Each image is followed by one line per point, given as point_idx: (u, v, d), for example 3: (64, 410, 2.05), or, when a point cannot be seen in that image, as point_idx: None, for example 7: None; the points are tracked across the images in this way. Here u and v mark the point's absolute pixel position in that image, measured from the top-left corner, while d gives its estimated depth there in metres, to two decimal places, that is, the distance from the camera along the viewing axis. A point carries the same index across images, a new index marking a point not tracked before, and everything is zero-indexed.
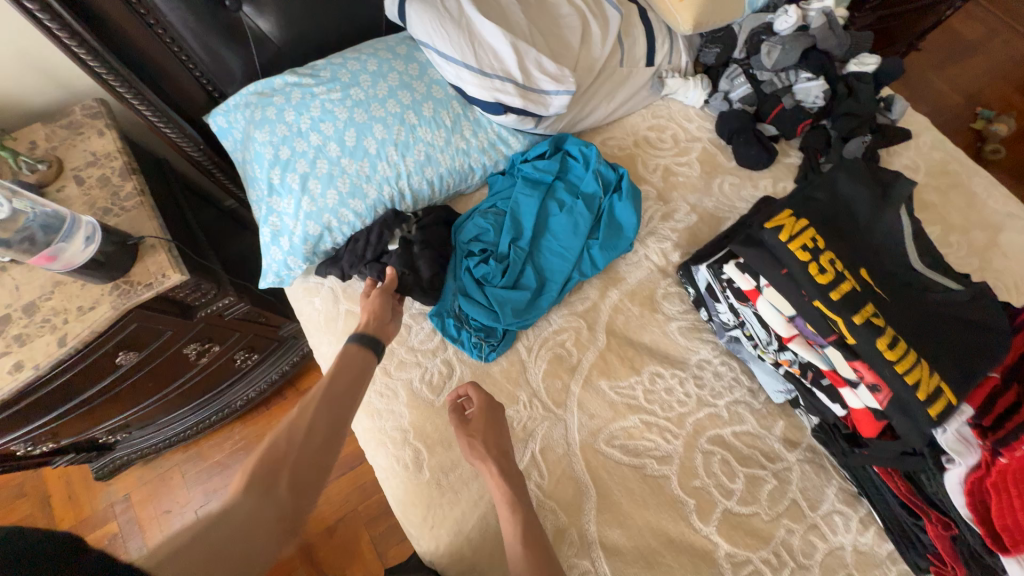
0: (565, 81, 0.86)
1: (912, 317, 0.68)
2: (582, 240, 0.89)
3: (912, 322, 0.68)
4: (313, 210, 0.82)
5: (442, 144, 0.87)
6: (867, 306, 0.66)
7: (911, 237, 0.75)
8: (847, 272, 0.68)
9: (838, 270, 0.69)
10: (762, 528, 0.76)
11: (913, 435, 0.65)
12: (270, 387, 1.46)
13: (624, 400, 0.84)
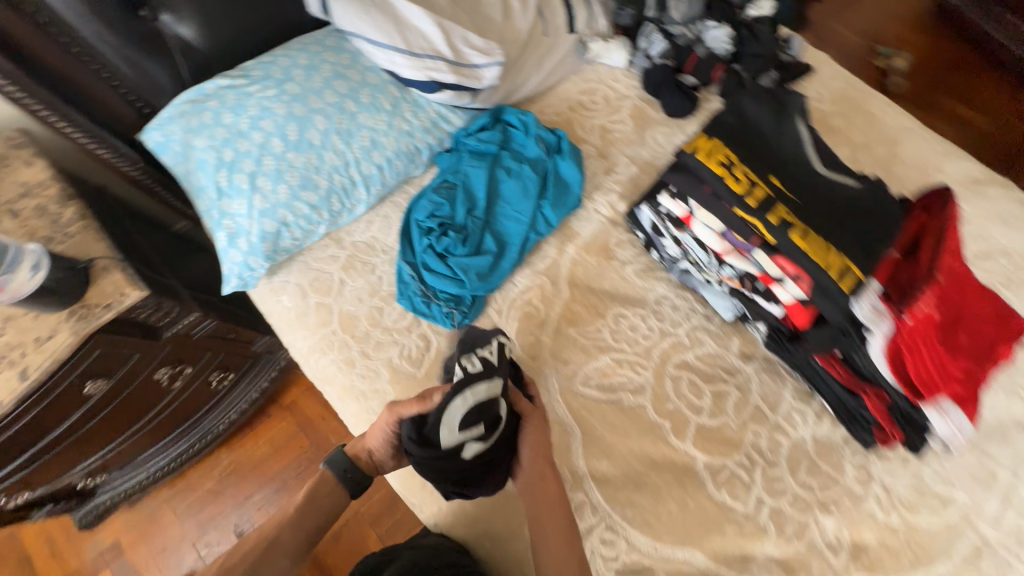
0: (493, 53, 0.91)
1: (820, 211, 0.76)
2: (534, 201, 0.94)
3: (821, 215, 0.76)
4: (266, 207, 0.84)
5: (385, 127, 0.90)
6: (780, 206, 0.75)
7: (811, 143, 0.82)
8: (759, 181, 0.77)
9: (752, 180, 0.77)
10: (732, 436, 0.85)
11: (837, 314, 0.73)
12: (251, 408, 1.44)
13: (595, 344, 0.90)
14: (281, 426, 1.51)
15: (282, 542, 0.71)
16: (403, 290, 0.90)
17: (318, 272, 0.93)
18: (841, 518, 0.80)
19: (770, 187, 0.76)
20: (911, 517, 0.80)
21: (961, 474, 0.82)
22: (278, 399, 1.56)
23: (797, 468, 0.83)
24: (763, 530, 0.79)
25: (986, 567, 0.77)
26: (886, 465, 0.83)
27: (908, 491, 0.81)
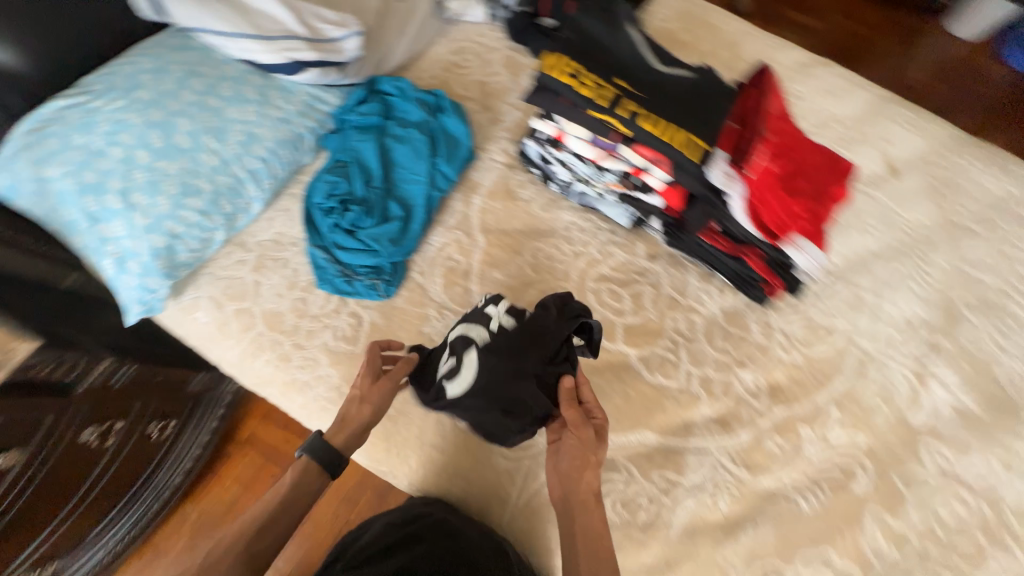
0: (349, 24, 0.91)
1: (671, 103, 0.74)
2: (428, 160, 0.97)
3: (672, 107, 0.74)
4: (149, 222, 0.81)
5: (257, 118, 0.89)
6: (629, 101, 0.72)
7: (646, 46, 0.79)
8: (606, 82, 0.73)
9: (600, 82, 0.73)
10: (655, 326, 0.95)
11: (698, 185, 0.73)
12: (204, 451, 1.40)
13: (519, 280, 0.95)
14: (245, 462, 1.47)
15: (263, 539, 0.65)
16: (320, 274, 0.90)
17: (228, 279, 0.91)
18: (756, 368, 0.93)
19: (619, 86, 0.73)
20: (808, 351, 0.94)
21: (839, 306, 0.97)
22: (233, 436, 1.51)
23: (713, 338, 0.94)
24: (696, 396, 0.89)
25: (869, 372, 0.93)
26: (781, 315, 0.97)
27: (802, 331, 0.96)
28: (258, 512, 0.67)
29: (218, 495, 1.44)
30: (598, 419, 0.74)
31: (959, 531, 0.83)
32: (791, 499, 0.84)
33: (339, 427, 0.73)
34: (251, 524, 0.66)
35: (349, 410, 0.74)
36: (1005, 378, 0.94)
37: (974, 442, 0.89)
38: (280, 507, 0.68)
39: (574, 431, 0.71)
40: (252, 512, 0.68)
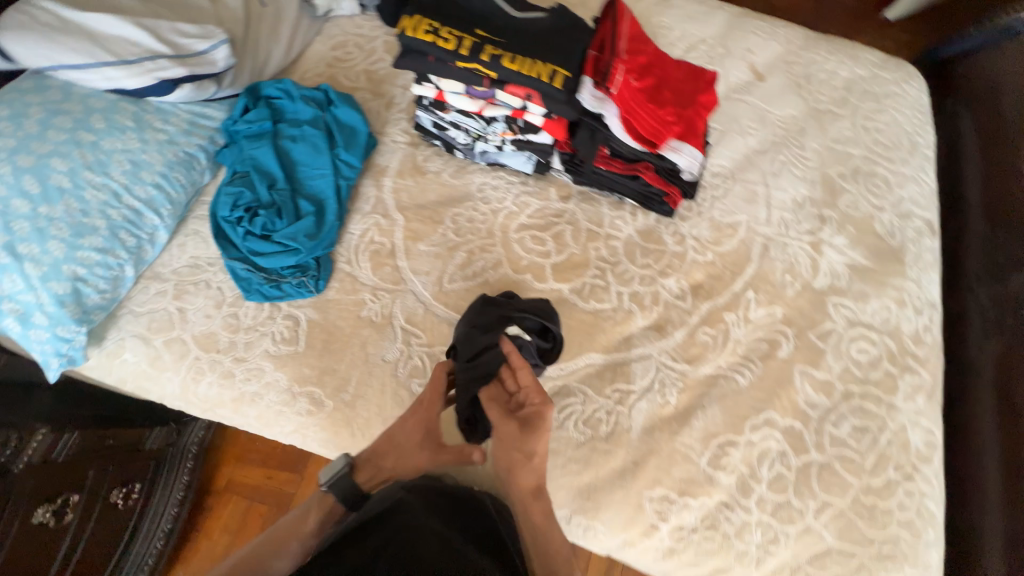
0: (214, 35, 0.91)
1: (530, 40, 0.79)
2: (328, 153, 0.97)
3: (532, 43, 0.79)
4: (46, 271, 0.78)
5: (139, 144, 0.87)
6: (490, 46, 0.77)
7: None
8: (467, 32, 0.77)
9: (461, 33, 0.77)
10: (581, 259, 1.00)
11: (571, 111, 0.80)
12: (184, 510, 1.33)
13: (445, 247, 0.98)
14: (231, 508, 1.42)
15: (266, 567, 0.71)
16: (246, 285, 0.90)
17: (151, 312, 0.89)
18: (677, 274, 1.01)
19: (476, 36, 0.77)
20: (718, 248, 1.04)
21: (736, 203, 1.08)
22: (211, 487, 1.44)
23: (635, 257, 1.01)
24: (629, 312, 0.96)
25: (773, 253, 1.04)
26: (689, 222, 1.05)
27: (709, 232, 1.05)
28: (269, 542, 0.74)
29: (207, 549, 1.38)
30: (537, 403, 0.77)
31: (870, 366, 0.95)
32: (729, 378, 0.93)
33: (369, 468, 0.77)
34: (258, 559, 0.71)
35: (385, 458, 0.77)
36: (884, 231, 1.08)
37: (869, 289, 1.01)
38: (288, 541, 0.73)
39: (500, 423, 0.77)
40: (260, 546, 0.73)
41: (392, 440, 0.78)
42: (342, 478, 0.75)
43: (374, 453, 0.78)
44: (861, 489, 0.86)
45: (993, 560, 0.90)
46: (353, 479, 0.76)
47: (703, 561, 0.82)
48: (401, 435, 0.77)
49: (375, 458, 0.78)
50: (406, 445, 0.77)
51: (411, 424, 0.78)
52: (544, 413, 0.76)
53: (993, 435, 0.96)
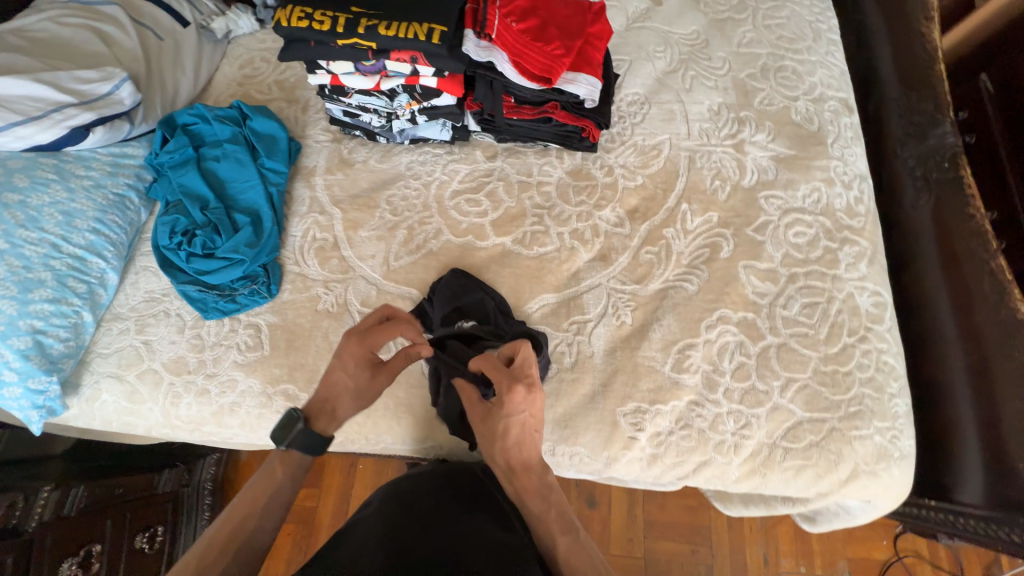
0: (114, 75, 0.93)
1: (400, 5, 0.86)
2: (252, 164, 1.00)
3: (402, 7, 0.85)
4: (4, 329, 0.81)
5: (68, 195, 0.90)
6: (364, 19, 0.84)
7: None
8: (341, 12, 0.85)
9: (336, 14, 0.85)
10: (517, 210, 1.03)
11: (453, 63, 0.87)
12: None
13: (385, 228, 1.01)
14: None
15: (247, 539, 0.65)
16: (201, 304, 0.93)
17: (119, 351, 0.92)
18: (612, 204, 1.04)
19: (351, 13, 0.85)
20: (647, 170, 1.06)
21: (656, 124, 1.10)
22: None
23: (569, 197, 1.04)
24: (572, 249, 1.00)
25: (699, 163, 1.07)
26: (614, 152, 1.08)
27: (636, 158, 1.08)
28: (246, 512, 0.67)
29: None
30: (499, 390, 0.73)
31: (809, 247, 0.99)
32: (679, 287, 0.96)
33: (324, 416, 0.74)
34: (238, 532, 0.65)
35: (339, 403, 0.74)
36: (802, 119, 1.11)
37: (796, 176, 1.05)
38: (266, 505, 0.68)
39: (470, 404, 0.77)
40: (234, 518, 0.66)
41: (339, 380, 0.75)
42: (301, 432, 0.71)
43: (328, 395, 0.75)
44: (820, 360, 0.90)
45: (962, 389, 0.92)
46: (312, 429, 0.73)
47: (686, 459, 0.86)
48: (356, 381, 0.74)
49: (331, 401, 0.75)
50: (358, 385, 0.75)
51: (358, 366, 0.74)
52: (505, 401, 0.71)
53: (938, 278, 1.00)
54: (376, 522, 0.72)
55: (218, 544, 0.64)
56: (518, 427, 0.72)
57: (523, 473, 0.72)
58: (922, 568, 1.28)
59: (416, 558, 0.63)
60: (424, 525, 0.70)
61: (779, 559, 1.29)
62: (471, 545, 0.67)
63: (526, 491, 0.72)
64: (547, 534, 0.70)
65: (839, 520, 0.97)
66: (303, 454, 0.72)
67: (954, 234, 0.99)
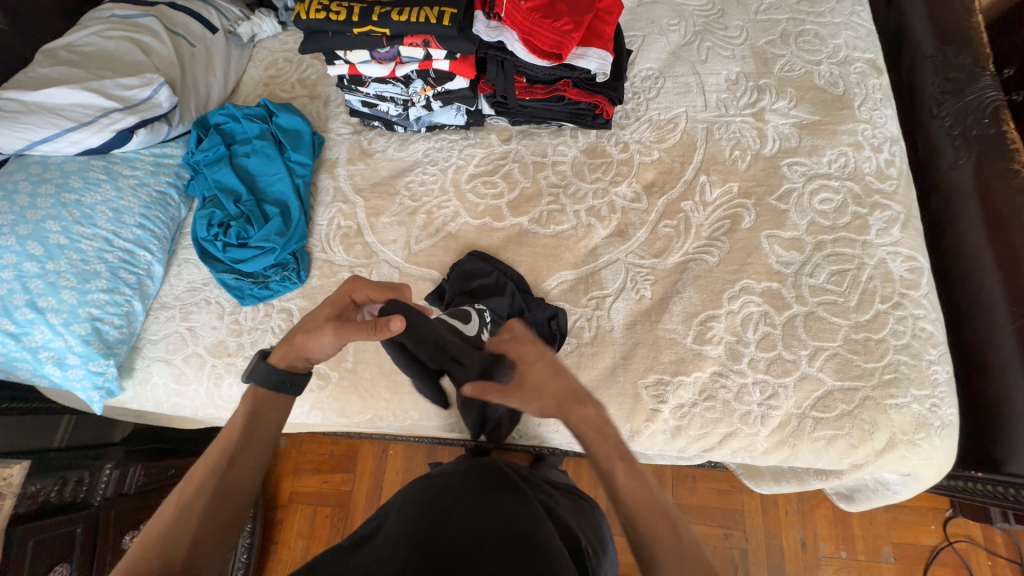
0: (152, 80, 1.00)
1: None
2: (279, 158, 1.05)
3: None
4: (66, 317, 0.89)
5: (116, 193, 0.97)
6: (377, 7, 0.87)
7: None
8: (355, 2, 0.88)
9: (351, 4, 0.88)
10: (533, 191, 1.04)
11: (464, 43, 0.88)
12: (258, 537, 1.33)
13: (406, 213, 1.05)
14: (300, 517, 1.40)
15: (229, 481, 0.60)
16: (238, 292, 0.99)
17: (166, 337, 0.99)
18: (628, 179, 1.03)
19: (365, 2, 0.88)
20: (663, 145, 1.05)
21: (671, 98, 1.09)
22: (275, 503, 1.42)
23: (584, 174, 1.05)
24: (589, 226, 1.00)
25: (718, 134, 1.05)
26: (629, 128, 1.08)
27: (651, 132, 1.07)
28: (220, 451, 0.62)
29: (287, 565, 1.34)
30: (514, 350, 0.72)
31: (837, 213, 0.95)
32: (699, 260, 0.95)
33: (282, 350, 0.71)
34: (215, 470, 0.60)
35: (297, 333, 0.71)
36: (825, 83, 1.07)
37: (821, 141, 1.01)
38: (241, 440, 0.64)
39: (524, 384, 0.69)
40: (210, 459, 0.62)
41: (307, 315, 0.72)
42: (258, 366, 0.69)
43: (290, 332, 0.72)
44: (851, 328, 0.87)
45: (1011, 353, 0.87)
46: (267, 360, 0.70)
47: (711, 431, 0.85)
48: (319, 314, 0.71)
49: (291, 335, 0.71)
50: (317, 322, 0.70)
51: (325, 307, 0.72)
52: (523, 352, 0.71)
53: (983, 239, 0.94)
54: (395, 518, 0.69)
55: (195, 489, 0.59)
56: (540, 373, 0.69)
57: (575, 404, 0.66)
58: (976, 555, 1.21)
59: (434, 544, 0.61)
60: (450, 512, 0.67)
61: (817, 544, 1.25)
62: (494, 524, 0.65)
63: (585, 417, 0.65)
64: (605, 462, 0.62)
65: (878, 497, 0.94)
66: (268, 390, 0.69)
67: (997, 192, 0.94)
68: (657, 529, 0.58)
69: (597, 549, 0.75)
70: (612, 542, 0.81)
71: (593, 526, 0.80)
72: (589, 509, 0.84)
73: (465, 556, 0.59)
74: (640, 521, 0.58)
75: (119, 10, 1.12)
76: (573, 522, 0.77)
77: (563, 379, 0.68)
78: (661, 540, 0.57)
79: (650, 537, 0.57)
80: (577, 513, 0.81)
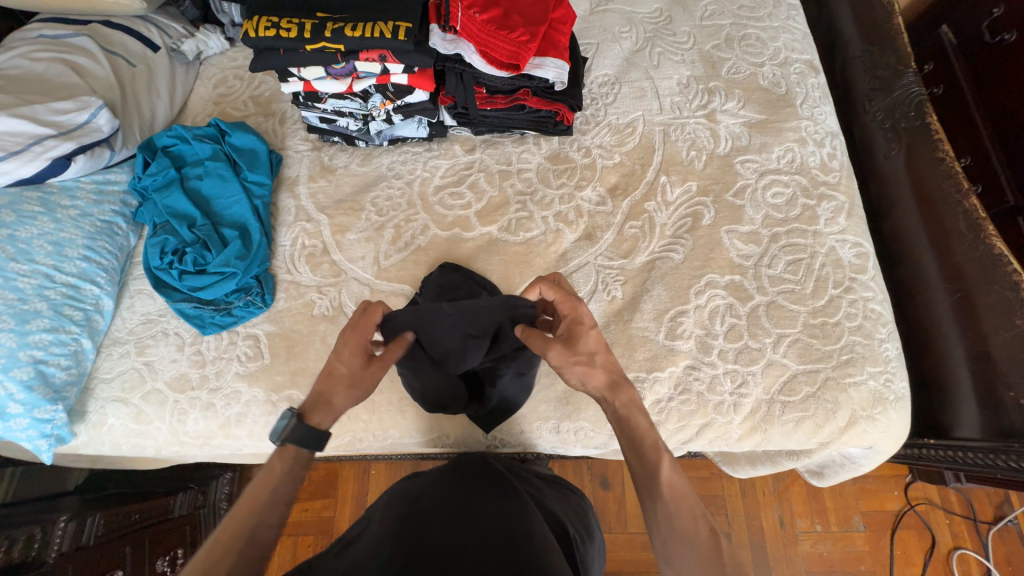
0: (89, 103, 0.95)
1: (364, 6, 0.88)
2: (235, 178, 1.01)
3: (366, 8, 0.87)
4: (4, 362, 0.82)
5: (55, 225, 0.91)
6: (330, 22, 0.86)
7: None
8: (306, 18, 0.87)
9: (301, 19, 0.87)
10: (501, 199, 1.05)
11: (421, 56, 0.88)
12: None
13: (373, 229, 1.03)
14: (280, 550, 1.34)
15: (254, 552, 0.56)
16: (198, 322, 0.94)
17: (122, 374, 0.93)
18: (592, 183, 1.06)
19: (316, 18, 0.87)
20: (624, 148, 1.08)
21: (628, 102, 1.12)
22: None
23: (549, 181, 1.06)
24: (559, 231, 1.01)
25: (674, 136, 1.09)
26: (590, 134, 1.10)
27: (611, 137, 1.10)
28: (247, 515, 0.58)
29: None
30: (570, 311, 0.72)
31: (788, 206, 1.01)
32: (665, 258, 0.98)
33: (321, 409, 0.67)
34: (242, 530, 0.57)
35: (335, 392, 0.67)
36: (769, 83, 1.13)
37: (769, 139, 1.07)
38: (269, 502, 0.60)
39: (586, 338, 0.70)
40: (236, 516, 0.58)
41: (334, 370, 0.68)
42: (298, 427, 0.63)
43: (320, 390, 0.68)
44: (809, 314, 0.92)
45: (950, 326, 0.94)
46: (309, 424, 0.65)
47: (688, 423, 0.88)
48: (349, 366, 0.68)
49: (327, 393, 0.68)
50: (354, 375, 0.68)
51: (352, 355, 0.68)
52: (582, 314, 0.71)
53: (917, 223, 1.02)
54: (382, 518, 0.67)
55: (218, 556, 0.55)
56: (596, 340, 0.69)
57: (617, 389, 0.67)
58: (935, 515, 1.30)
59: (421, 541, 0.60)
60: (440, 513, 0.65)
61: (794, 520, 1.31)
62: (485, 521, 0.64)
63: (631, 403, 0.66)
64: (652, 452, 0.63)
65: (845, 470, 0.99)
66: (302, 449, 0.64)
67: (927, 178, 1.01)
68: (695, 530, 0.59)
69: (584, 536, 0.76)
70: (598, 527, 0.82)
71: (578, 513, 0.81)
72: (575, 497, 0.85)
73: (456, 550, 0.58)
74: (677, 515, 0.59)
75: (47, 31, 1.05)
76: (559, 510, 0.78)
77: (612, 356, 0.69)
78: (700, 543, 0.58)
79: (685, 532, 0.59)
80: (563, 501, 0.82)
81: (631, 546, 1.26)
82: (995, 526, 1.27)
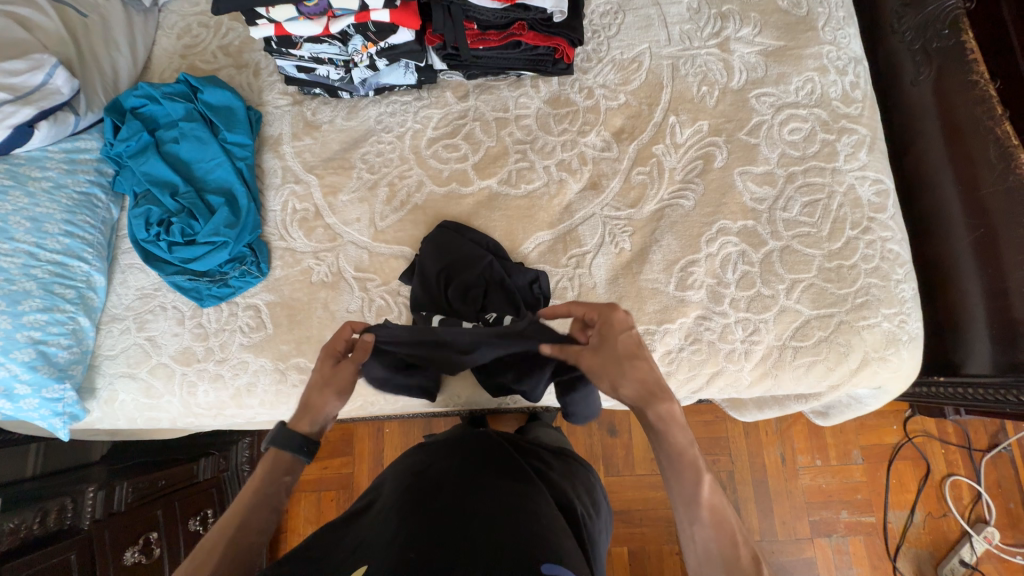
0: (43, 62, 0.86)
1: None
2: (213, 142, 0.94)
3: None
4: (3, 345, 0.80)
5: (29, 199, 0.85)
6: None
7: None
8: None
9: None
10: (498, 151, 0.98)
11: None
12: None
13: (365, 188, 0.98)
14: (305, 504, 1.40)
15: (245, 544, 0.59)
16: (195, 294, 0.92)
17: (125, 350, 0.92)
18: (595, 128, 0.99)
19: None
20: (629, 87, 1.00)
21: (633, 34, 1.02)
22: None
23: (550, 127, 0.99)
24: (562, 182, 0.96)
25: (683, 70, 1.00)
26: (592, 72, 1.01)
27: (616, 74, 1.01)
28: (233, 517, 0.60)
29: None
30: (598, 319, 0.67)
31: (806, 142, 0.94)
32: (675, 205, 0.93)
33: (304, 412, 0.68)
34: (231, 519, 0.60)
35: (316, 394, 0.68)
36: (789, 4, 1.02)
37: (787, 68, 0.98)
38: (249, 508, 0.61)
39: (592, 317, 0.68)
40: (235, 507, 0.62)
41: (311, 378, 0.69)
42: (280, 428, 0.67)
43: (303, 398, 0.69)
44: (824, 257, 0.89)
45: (969, 265, 0.91)
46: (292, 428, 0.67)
47: (698, 372, 0.87)
48: (320, 371, 0.69)
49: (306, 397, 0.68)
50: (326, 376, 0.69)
51: (324, 358, 0.70)
52: (611, 318, 0.66)
53: (942, 156, 0.96)
54: (388, 493, 0.68)
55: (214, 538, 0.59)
56: (630, 343, 0.65)
57: (654, 399, 0.62)
58: (931, 446, 1.34)
59: (428, 513, 0.61)
60: (442, 489, 0.66)
61: (795, 457, 1.35)
62: (490, 497, 0.64)
63: (670, 416, 0.61)
64: (691, 470, 0.59)
65: (851, 410, 1.00)
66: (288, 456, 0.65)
67: (957, 106, 0.94)
68: (735, 557, 0.54)
69: (591, 511, 0.77)
70: (604, 500, 0.83)
71: (586, 486, 0.81)
72: (582, 469, 0.85)
73: (459, 523, 0.60)
74: (718, 548, 0.55)
75: None
76: (567, 485, 0.78)
77: (649, 365, 0.63)
78: (741, 569, 0.53)
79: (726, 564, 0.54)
80: (572, 475, 0.82)
81: (638, 487, 1.31)
82: (989, 454, 1.31)
